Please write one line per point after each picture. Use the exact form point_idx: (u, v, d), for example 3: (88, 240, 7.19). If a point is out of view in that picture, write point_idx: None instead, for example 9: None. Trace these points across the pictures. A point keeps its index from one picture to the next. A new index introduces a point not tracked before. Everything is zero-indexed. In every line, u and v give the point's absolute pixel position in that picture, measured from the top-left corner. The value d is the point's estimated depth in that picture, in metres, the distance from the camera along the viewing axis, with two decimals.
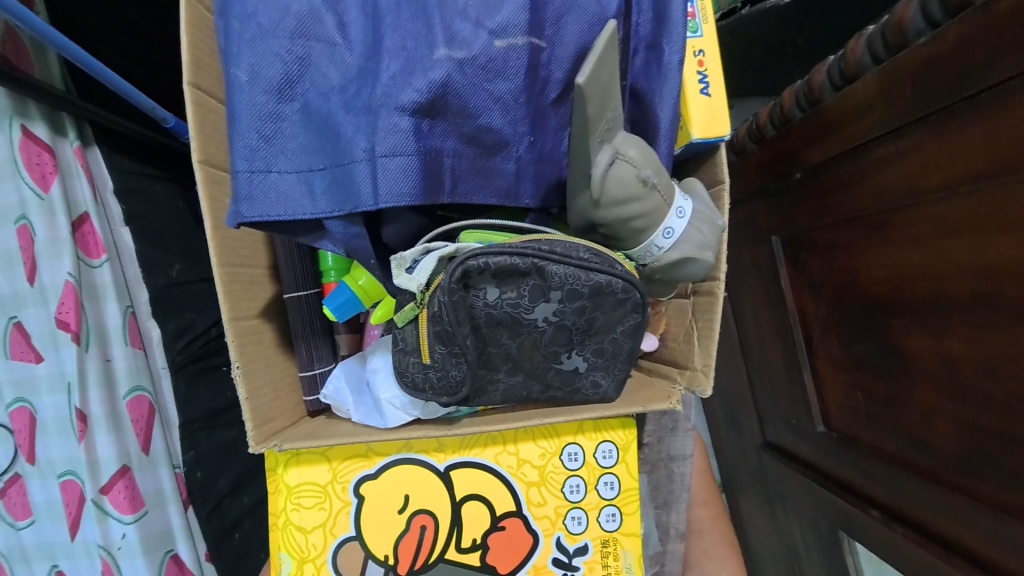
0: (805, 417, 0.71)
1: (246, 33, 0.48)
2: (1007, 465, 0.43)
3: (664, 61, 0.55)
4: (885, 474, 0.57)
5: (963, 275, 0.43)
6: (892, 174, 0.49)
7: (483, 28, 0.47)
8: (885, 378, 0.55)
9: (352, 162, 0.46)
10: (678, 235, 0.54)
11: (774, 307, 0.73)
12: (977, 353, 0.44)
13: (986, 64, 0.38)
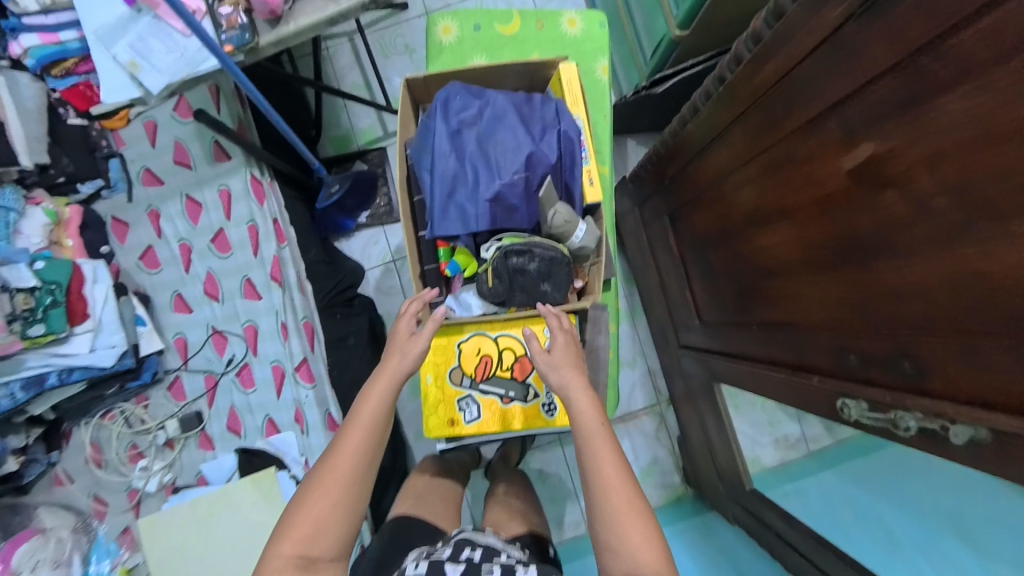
0: (693, 317, 1.25)
1: (424, 157, 0.83)
2: (748, 305, 0.95)
3: (574, 171, 0.86)
4: (723, 332, 1.10)
5: (722, 220, 0.94)
6: (699, 173, 0.98)
7: (516, 156, 0.81)
8: (712, 279, 1.09)
9: (473, 216, 0.81)
10: (584, 239, 0.86)
11: (672, 256, 1.26)
12: (728, 255, 0.97)
13: (723, 116, 0.82)
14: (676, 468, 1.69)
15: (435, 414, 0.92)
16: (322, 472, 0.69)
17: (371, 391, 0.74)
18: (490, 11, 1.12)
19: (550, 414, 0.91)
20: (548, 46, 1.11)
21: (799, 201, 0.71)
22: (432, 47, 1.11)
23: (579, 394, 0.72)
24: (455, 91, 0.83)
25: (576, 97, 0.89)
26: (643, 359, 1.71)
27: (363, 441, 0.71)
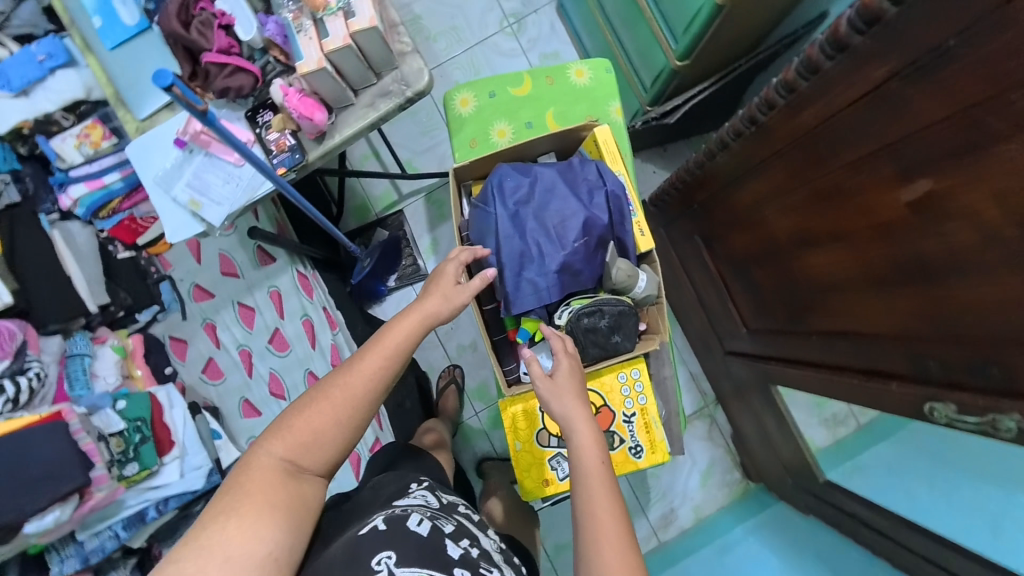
0: (737, 326, 1.28)
1: (487, 242, 0.87)
2: (802, 316, 0.98)
3: (626, 226, 0.90)
4: (773, 341, 1.12)
5: (763, 241, 0.99)
6: (734, 200, 1.03)
7: (573, 228, 0.85)
8: (756, 292, 1.13)
9: (545, 289, 0.84)
10: (644, 288, 0.90)
11: (707, 271, 1.31)
12: (773, 272, 1.01)
13: (760, 150, 0.87)
14: (735, 465, 1.66)
15: (530, 478, 0.95)
16: (326, 386, 0.64)
17: (397, 325, 0.69)
18: (502, 76, 1.17)
19: (638, 456, 0.95)
20: (562, 99, 1.16)
21: (853, 225, 0.75)
22: (453, 120, 1.16)
23: (580, 425, 0.70)
24: (506, 172, 0.88)
25: (615, 155, 0.94)
26: (683, 364, 1.69)
27: (375, 370, 0.65)
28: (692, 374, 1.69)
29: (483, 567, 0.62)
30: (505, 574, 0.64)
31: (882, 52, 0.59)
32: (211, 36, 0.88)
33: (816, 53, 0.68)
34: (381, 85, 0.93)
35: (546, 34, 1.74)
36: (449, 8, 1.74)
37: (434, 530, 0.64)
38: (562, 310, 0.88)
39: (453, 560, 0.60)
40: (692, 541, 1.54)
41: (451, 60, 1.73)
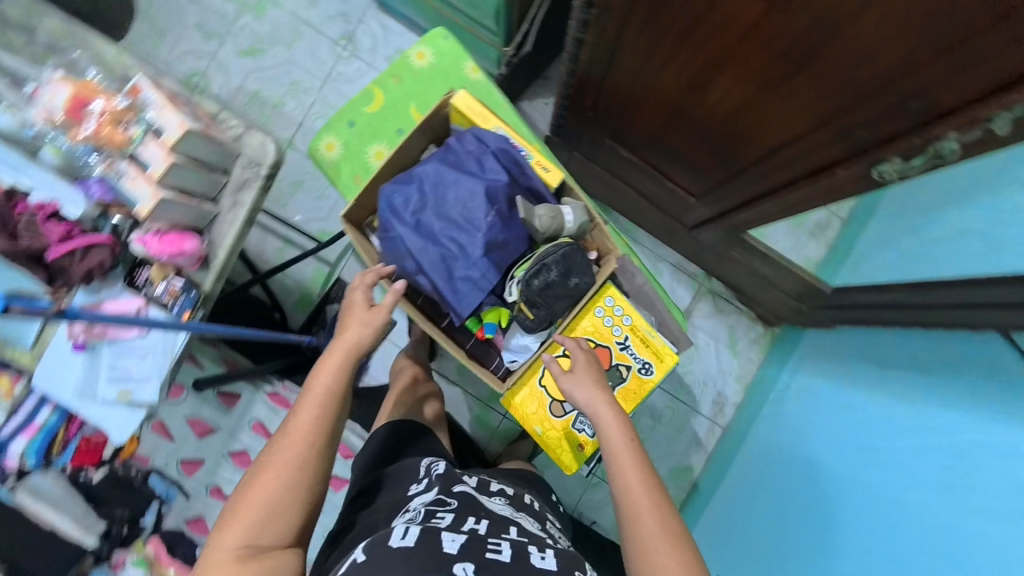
0: (688, 201, 1.25)
1: (408, 266, 0.81)
2: (736, 156, 0.96)
3: (528, 173, 0.84)
4: (726, 194, 1.10)
5: (665, 110, 0.96)
6: (620, 87, 0.99)
7: (479, 205, 0.80)
8: (685, 161, 1.10)
9: (487, 278, 0.80)
10: (575, 219, 0.85)
11: (635, 168, 1.27)
12: (690, 133, 0.98)
13: (614, 25, 0.83)
14: (754, 320, 1.64)
15: (564, 451, 0.89)
16: (269, 458, 0.65)
17: (321, 370, 0.71)
18: (349, 103, 1.11)
19: (650, 373, 0.91)
20: (415, 92, 1.11)
21: (728, 44, 0.72)
22: (328, 170, 1.10)
23: (604, 406, 0.74)
24: (390, 190, 0.81)
25: (484, 113, 0.87)
26: (663, 260, 1.64)
27: (314, 427, 0.67)
28: (675, 263, 1.65)
29: (486, 551, 0.65)
30: (512, 550, 0.66)
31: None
32: (42, 231, 0.78)
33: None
34: (235, 179, 0.86)
35: (381, 40, 1.68)
36: (280, 68, 1.67)
37: (427, 535, 0.66)
38: (512, 286, 0.85)
39: (454, 557, 0.62)
40: (750, 409, 1.55)
41: (309, 115, 1.66)
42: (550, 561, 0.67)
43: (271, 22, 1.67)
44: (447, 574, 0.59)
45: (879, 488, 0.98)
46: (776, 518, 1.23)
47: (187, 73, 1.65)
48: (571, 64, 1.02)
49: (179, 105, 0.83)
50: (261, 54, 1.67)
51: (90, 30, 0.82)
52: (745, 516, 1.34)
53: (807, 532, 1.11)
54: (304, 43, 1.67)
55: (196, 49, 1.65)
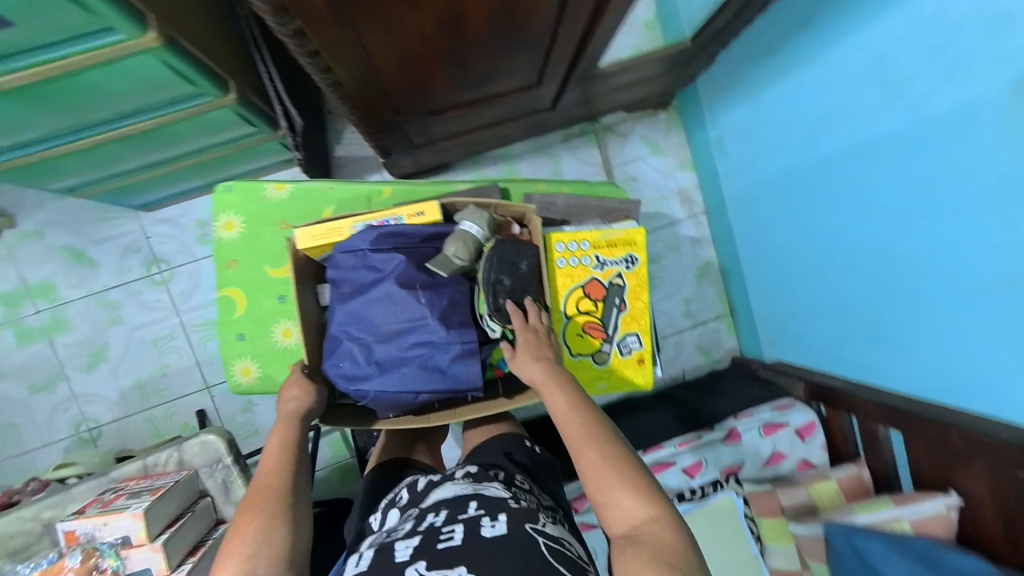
0: (528, 97, 1.18)
1: (403, 400, 0.74)
2: (535, 28, 0.86)
3: (410, 233, 0.78)
4: (552, 65, 1.03)
5: (446, 52, 0.84)
6: (394, 75, 0.86)
7: (404, 298, 0.74)
8: (502, 72, 1.00)
9: (469, 342, 0.74)
10: (479, 225, 0.80)
11: (469, 119, 1.19)
12: (485, 49, 0.87)
13: (335, 40, 0.70)
14: (652, 116, 1.66)
15: (633, 377, 0.88)
16: (238, 509, 0.61)
17: (270, 440, 0.70)
18: (220, 323, 1.01)
19: (637, 261, 0.88)
20: (257, 260, 1.02)
21: None
22: (262, 388, 1.01)
23: (535, 370, 0.73)
24: (333, 365, 0.75)
25: (334, 227, 0.79)
26: (552, 146, 1.63)
27: (277, 470, 0.65)
28: (562, 138, 1.63)
29: (439, 541, 0.61)
30: (464, 528, 0.63)
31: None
32: None
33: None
34: (214, 492, 0.77)
35: (175, 232, 1.51)
36: (131, 344, 1.51)
37: (381, 552, 0.64)
38: (486, 322, 0.78)
39: (404, 561, 0.59)
40: (707, 177, 1.62)
41: (195, 349, 1.52)
42: (501, 524, 0.63)
43: (82, 319, 1.49)
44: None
45: (863, 136, 0.98)
46: (810, 254, 1.24)
47: (72, 431, 1.48)
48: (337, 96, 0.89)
49: (117, 502, 0.68)
50: (104, 352, 1.50)
51: None
52: (787, 264, 1.34)
53: (827, 218, 1.14)
54: (126, 305, 1.50)
55: (55, 404, 1.48)
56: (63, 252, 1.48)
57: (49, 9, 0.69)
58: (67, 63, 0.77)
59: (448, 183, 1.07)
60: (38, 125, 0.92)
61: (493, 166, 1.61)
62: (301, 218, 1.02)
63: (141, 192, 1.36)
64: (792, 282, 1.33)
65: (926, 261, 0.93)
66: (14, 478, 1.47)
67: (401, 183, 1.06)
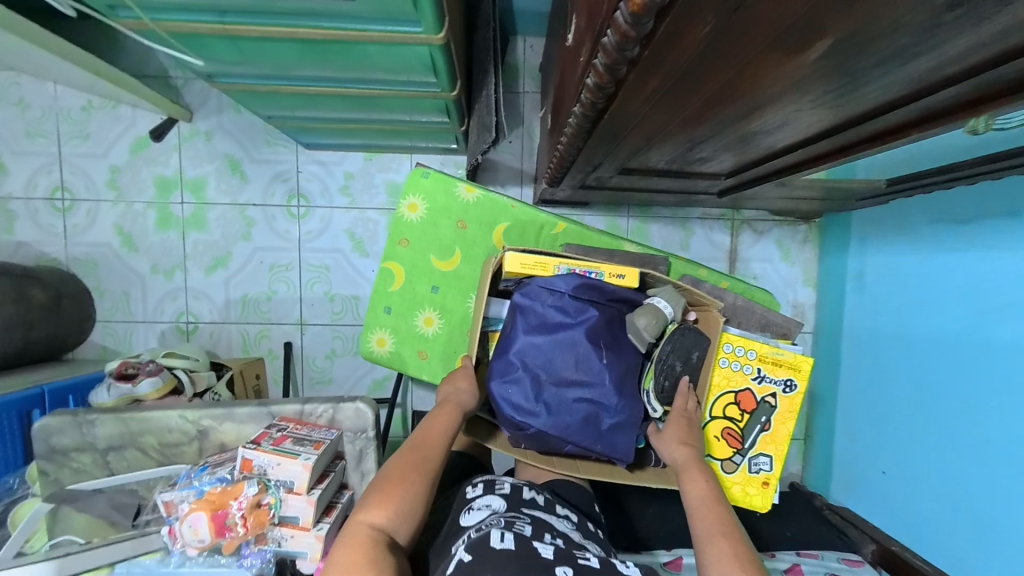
0: (711, 182, 1.20)
1: (556, 442, 0.80)
2: (778, 143, 0.86)
3: (607, 290, 0.82)
4: (759, 170, 1.04)
5: (689, 137, 0.84)
6: (628, 141, 0.87)
7: (589, 354, 0.78)
8: (711, 161, 1.00)
9: (631, 415, 0.80)
10: (671, 306, 0.83)
11: (647, 183, 1.21)
12: (722, 143, 0.87)
13: (617, 112, 0.70)
14: (795, 223, 1.66)
15: (751, 493, 0.92)
16: (399, 466, 0.72)
17: (436, 416, 0.80)
18: (374, 291, 1.08)
19: (796, 388, 0.90)
20: (427, 247, 1.07)
21: (769, 89, 0.61)
22: (390, 362, 1.10)
23: (682, 453, 0.81)
24: (502, 387, 0.80)
25: (540, 262, 0.84)
26: (688, 218, 1.64)
27: (437, 450, 0.76)
28: (700, 216, 1.64)
29: (578, 559, 0.68)
30: (599, 558, 0.70)
31: (694, 17, 0.45)
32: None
33: (616, 54, 0.53)
34: (349, 456, 0.83)
35: (324, 176, 1.59)
36: (252, 262, 1.60)
37: (522, 542, 0.69)
38: (648, 398, 0.86)
39: (553, 562, 0.65)
40: (829, 301, 1.62)
41: (304, 286, 1.61)
42: (633, 569, 0.71)
43: (217, 224, 1.59)
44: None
45: None
46: (930, 425, 1.24)
47: (174, 318, 1.60)
48: (564, 138, 0.90)
49: (287, 445, 0.72)
50: (226, 260, 1.60)
51: (143, 409, 0.79)
52: (903, 422, 1.32)
53: (959, 398, 1.16)
54: (259, 225, 1.59)
55: (168, 291, 1.60)
56: (223, 159, 1.58)
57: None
58: (360, 34, 0.80)
59: (619, 240, 1.08)
60: (288, 66, 0.96)
61: (626, 219, 1.63)
62: (477, 223, 1.07)
63: (316, 134, 1.44)
64: (897, 441, 1.34)
65: None
66: (112, 340, 1.60)
67: (576, 223, 1.08)
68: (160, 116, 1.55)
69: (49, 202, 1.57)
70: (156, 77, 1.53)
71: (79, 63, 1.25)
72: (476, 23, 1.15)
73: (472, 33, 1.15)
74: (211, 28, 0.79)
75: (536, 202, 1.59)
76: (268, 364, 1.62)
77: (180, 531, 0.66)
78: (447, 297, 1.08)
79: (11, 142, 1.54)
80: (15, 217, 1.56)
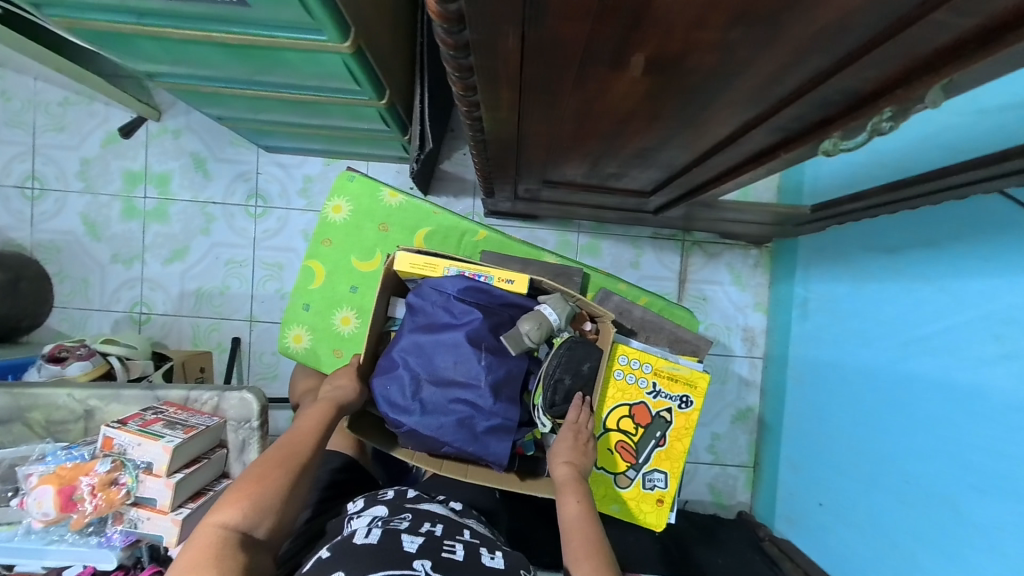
0: (640, 198, 1.20)
1: (428, 446, 0.74)
2: (676, 159, 0.87)
3: (495, 293, 0.79)
4: (675, 188, 1.05)
5: (588, 151, 0.86)
6: (533, 153, 0.89)
7: (466, 354, 0.73)
8: (624, 176, 1.01)
9: (508, 422, 0.73)
10: (558, 312, 0.79)
11: (577, 196, 1.22)
12: (621, 158, 0.88)
13: (498, 122, 0.73)
14: (747, 247, 1.65)
15: (646, 515, 0.83)
16: (262, 464, 0.69)
17: (311, 411, 0.78)
18: (295, 287, 1.09)
19: (692, 405, 0.84)
20: (348, 247, 1.08)
21: (628, 103, 0.63)
22: (306, 359, 1.09)
23: (562, 471, 0.73)
24: (380, 385, 0.75)
25: (430, 263, 0.83)
26: (638, 237, 1.65)
27: (306, 445, 0.73)
28: (651, 235, 1.65)
29: (442, 552, 0.66)
30: (466, 549, 0.67)
31: (497, 29, 0.47)
32: None
33: (455, 63, 0.56)
34: (232, 445, 0.83)
35: (284, 178, 1.64)
36: (208, 256, 1.64)
37: (388, 536, 0.66)
38: (538, 414, 0.76)
39: (412, 554, 0.63)
40: (779, 328, 1.60)
41: (257, 283, 1.64)
42: (500, 559, 0.68)
43: (179, 218, 1.64)
44: (406, 571, 0.60)
45: (955, 378, 0.98)
46: (862, 459, 1.21)
47: (129, 308, 1.65)
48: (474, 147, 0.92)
49: (154, 427, 0.73)
50: (184, 253, 1.64)
51: (32, 385, 0.81)
52: (840, 454, 1.29)
53: (890, 435, 1.13)
54: (219, 222, 1.64)
55: (126, 280, 1.65)
56: (189, 157, 1.64)
57: (279, 4, 0.76)
58: (269, 40, 0.84)
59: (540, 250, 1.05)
60: (221, 69, 1.02)
61: (577, 235, 1.64)
62: (399, 226, 1.07)
63: (274, 137, 1.49)
64: (833, 472, 1.31)
65: (988, 535, 0.90)
66: (68, 325, 1.65)
67: (498, 231, 1.06)
68: (133, 114, 1.63)
69: (21, 190, 1.64)
70: None
71: (44, 62, 1.31)
72: (416, 38, 1.20)
73: (411, 47, 1.20)
74: (132, 29, 0.85)
75: (487, 212, 1.61)
76: (216, 357, 1.64)
77: (27, 503, 0.68)
78: (366, 297, 1.08)
79: None
80: None
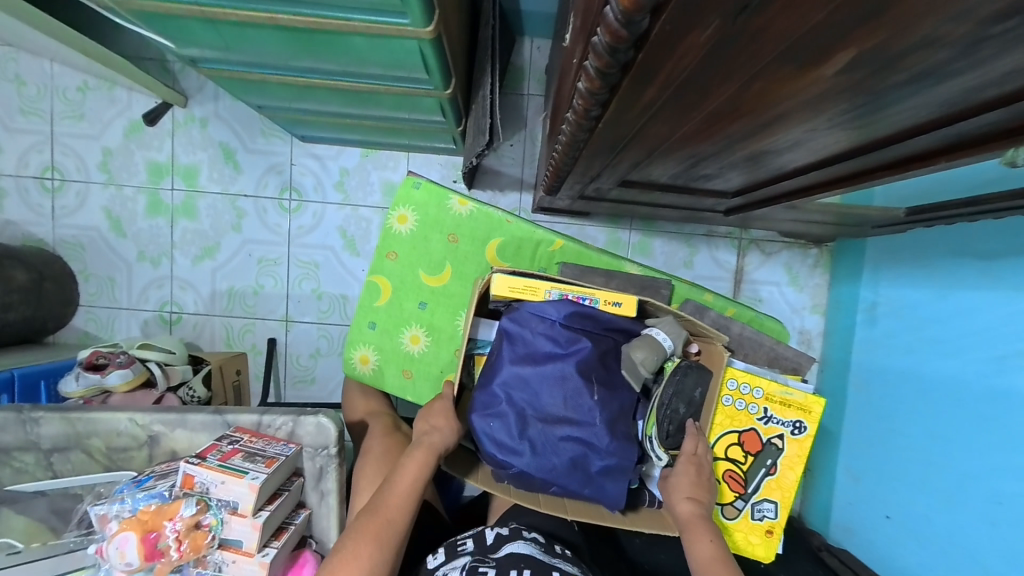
0: (716, 200, 1.13)
1: (540, 484, 0.72)
2: (787, 163, 0.80)
3: (602, 319, 0.76)
4: (765, 192, 0.98)
5: (691, 153, 0.78)
6: (628, 153, 0.81)
7: (579, 390, 0.70)
8: (714, 178, 0.94)
9: (625, 462, 0.71)
10: (669, 336, 0.76)
11: (648, 197, 1.14)
12: (726, 160, 0.81)
13: (612, 123, 0.65)
14: (805, 247, 1.58)
15: (754, 544, 0.83)
16: (357, 536, 0.68)
17: (405, 467, 0.74)
18: (359, 306, 1.02)
19: (805, 431, 0.81)
20: (416, 261, 1.01)
21: (780, 106, 0.55)
22: (372, 381, 1.03)
23: (686, 507, 0.72)
24: (484, 422, 0.72)
25: (530, 286, 0.79)
26: (693, 235, 1.57)
27: (400, 512, 0.71)
28: (706, 233, 1.57)
29: None
30: None
31: (696, 20, 0.39)
32: None
33: (607, 57, 0.47)
34: (308, 474, 0.76)
35: (318, 170, 1.54)
36: (239, 254, 1.56)
37: None
38: (651, 446, 0.75)
39: None
40: (837, 332, 1.55)
41: (292, 282, 1.56)
42: None
43: (207, 213, 1.55)
44: None
45: None
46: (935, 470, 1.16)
47: (158, 307, 1.57)
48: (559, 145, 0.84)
49: (235, 460, 0.66)
50: (214, 250, 1.56)
51: (92, 410, 0.74)
52: (905, 463, 1.25)
53: (966, 448, 1.09)
54: (250, 217, 1.55)
55: (153, 278, 1.56)
56: (217, 147, 1.54)
57: None
58: (342, 23, 0.75)
59: (620, 261, 1.01)
60: (275, 56, 0.92)
61: (628, 233, 1.57)
62: (470, 238, 1.00)
63: (310, 127, 1.39)
64: (897, 481, 1.27)
65: None
66: (94, 325, 1.57)
67: (574, 241, 1.01)
68: (156, 100, 1.52)
69: (39, 181, 1.54)
70: (151, 60, 1.49)
71: (67, 43, 1.20)
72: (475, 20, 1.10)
73: (470, 31, 1.10)
74: (187, 10, 0.76)
75: (535, 209, 1.53)
76: (251, 359, 1.57)
77: (107, 553, 0.62)
78: (437, 315, 1.01)
79: (5, 119, 1.52)
80: (5, 194, 1.54)
